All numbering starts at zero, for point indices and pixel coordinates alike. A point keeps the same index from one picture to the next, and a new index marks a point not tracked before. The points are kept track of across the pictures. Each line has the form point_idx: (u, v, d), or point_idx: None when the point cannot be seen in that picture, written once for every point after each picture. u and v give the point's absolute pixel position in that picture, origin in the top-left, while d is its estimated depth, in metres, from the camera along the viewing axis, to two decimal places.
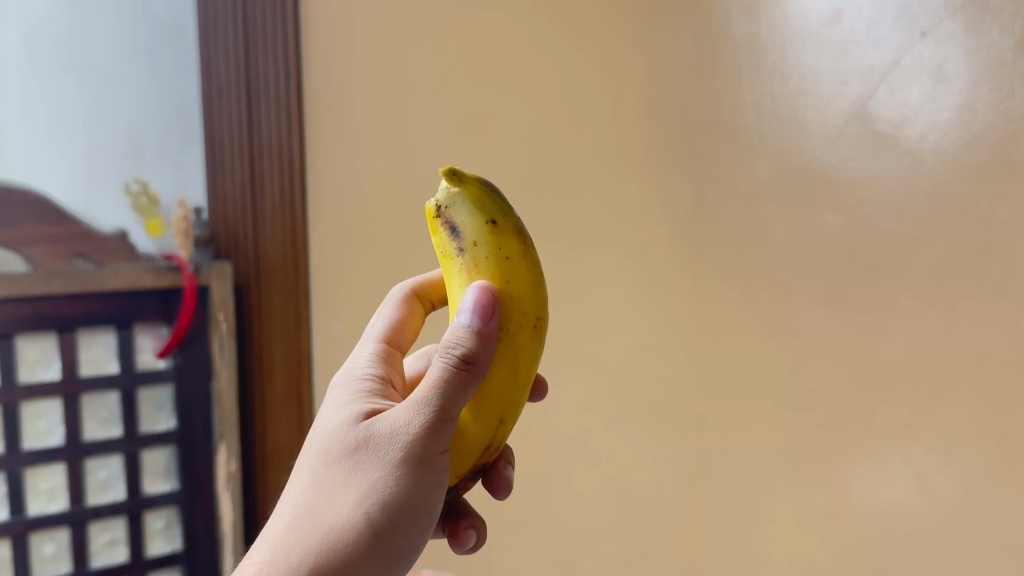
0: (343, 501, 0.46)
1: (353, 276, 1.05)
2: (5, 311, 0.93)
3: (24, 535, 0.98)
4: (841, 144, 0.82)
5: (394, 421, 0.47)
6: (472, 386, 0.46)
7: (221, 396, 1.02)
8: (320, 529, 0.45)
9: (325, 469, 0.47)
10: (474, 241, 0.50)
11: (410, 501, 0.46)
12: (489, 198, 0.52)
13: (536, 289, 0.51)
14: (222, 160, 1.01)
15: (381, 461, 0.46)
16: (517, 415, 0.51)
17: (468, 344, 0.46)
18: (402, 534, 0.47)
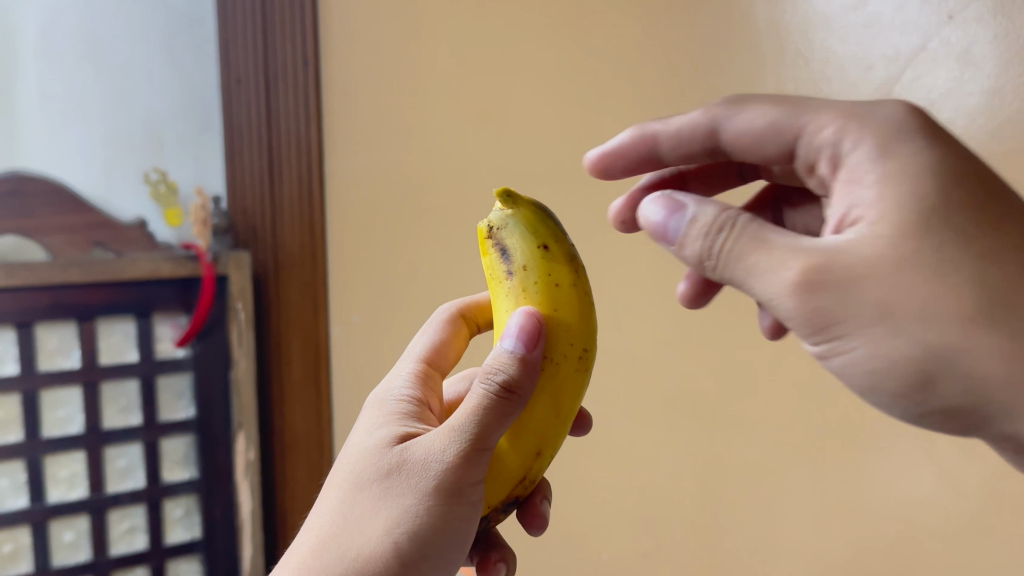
0: (372, 527, 0.46)
1: (372, 267, 1.05)
2: (24, 299, 0.93)
3: (44, 522, 0.99)
4: None
5: (428, 447, 0.47)
6: (511, 414, 0.46)
7: (240, 387, 1.02)
8: (350, 552, 0.46)
9: (358, 491, 0.48)
10: (523, 265, 0.52)
11: (440, 529, 0.46)
12: (542, 221, 0.53)
13: (584, 318, 0.52)
14: (238, 146, 1.00)
15: (412, 488, 0.46)
16: (557, 447, 0.52)
17: (509, 371, 0.46)
18: (432, 562, 0.47)
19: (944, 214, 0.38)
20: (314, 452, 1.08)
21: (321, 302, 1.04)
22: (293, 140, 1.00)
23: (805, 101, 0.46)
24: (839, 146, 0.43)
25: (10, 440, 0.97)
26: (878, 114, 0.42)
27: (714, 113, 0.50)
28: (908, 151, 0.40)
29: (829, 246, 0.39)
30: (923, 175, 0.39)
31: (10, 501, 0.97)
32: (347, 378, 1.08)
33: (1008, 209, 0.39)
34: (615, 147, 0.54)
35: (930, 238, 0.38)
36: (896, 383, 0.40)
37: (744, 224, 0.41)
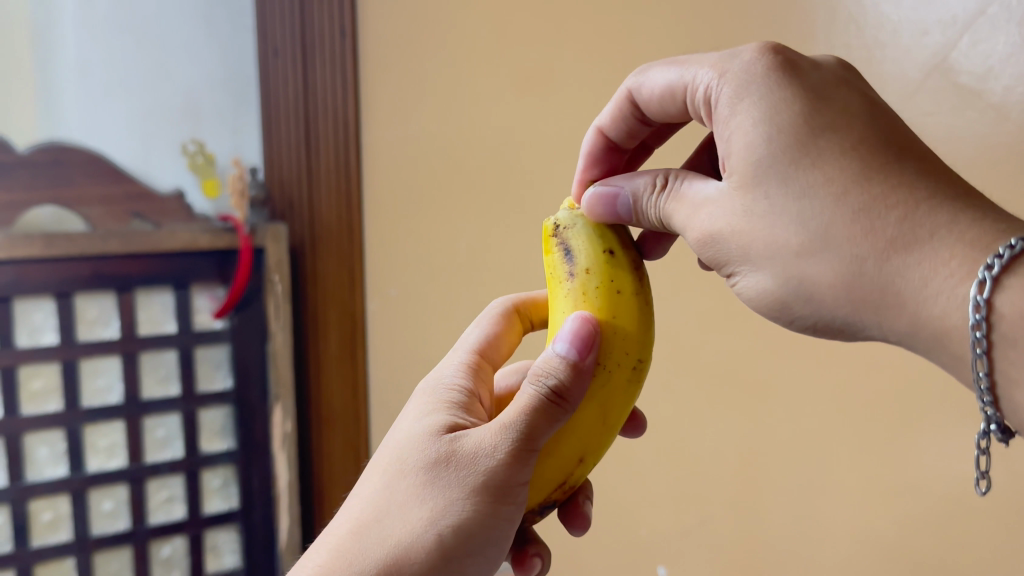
0: (414, 517, 0.45)
1: (411, 242, 1.01)
2: (65, 268, 0.94)
3: (83, 491, 0.99)
4: None
5: (477, 442, 0.45)
6: (559, 419, 0.46)
7: (279, 361, 1.04)
8: (390, 540, 0.45)
9: (400, 479, 0.46)
10: (586, 268, 0.51)
11: (482, 529, 0.45)
12: (609, 229, 0.53)
13: (643, 328, 0.51)
14: (277, 114, 1.01)
15: (458, 481, 0.45)
16: (598, 457, 0.51)
17: (563, 378, 0.46)
18: (472, 560, 0.46)
19: (779, 153, 0.41)
20: (350, 427, 1.07)
21: (357, 277, 1.03)
22: (331, 111, 1.00)
23: (692, 56, 0.47)
24: (706, 95, 0.44)
25: (50, 409, 0.97)
26: (738, 68, 0.43)
27: (638, 74, 0.51)
28: (754, 97, 0.42)
29: (709, 192, 0.44)
30: (763, 121, 0.41)
31: (49, 470, 0.98)
32: (382, 354, 1.05)
33: (829, 142, 0.40)
34: (586, 151, 0.56)
35: (763, 179, 0.41)
36: (769, 305, 0.44)
37: (674, 182, 0.47)
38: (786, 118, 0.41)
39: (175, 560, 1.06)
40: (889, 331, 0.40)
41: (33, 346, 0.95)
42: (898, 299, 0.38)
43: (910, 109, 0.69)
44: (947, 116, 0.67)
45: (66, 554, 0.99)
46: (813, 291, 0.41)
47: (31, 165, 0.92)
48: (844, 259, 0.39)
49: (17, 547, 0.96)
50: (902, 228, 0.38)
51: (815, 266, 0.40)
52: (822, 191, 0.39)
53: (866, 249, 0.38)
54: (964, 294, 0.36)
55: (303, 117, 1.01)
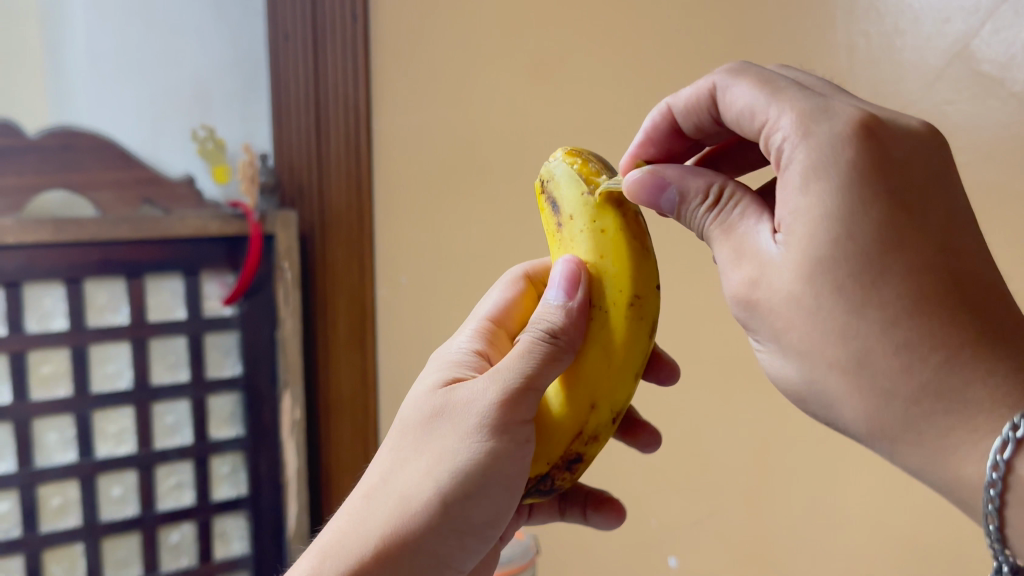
0: (417, 469, 0.47)
1: (422, 228, 1.01)
2: (74, 254, 0.93)
3: (92, 476, 0.99)
4: None
5: (474, 390, 0.47)
6: (558, 360, 0.47)
7: (288, 348, 1.03)
8: (396, 489, 0.47)
9: (405, 433, 0.49)
10: (570, 215, 0.51)
11: (485, 473, 0.46)
12: (591, 168, 0.52)
13: (638, 264, 0.49)
14: (287, 103, 1.00)
15: (455, 431, 0.47)
16: (626, 401, 0.49)
17: (560, 324, 0.47)
18: (478, 508, 0.48)
19: (841, 257, 0.37)
20: (360, 413, 1.06)
21: (367, 264, 1.02)
22: (341, 99, 0.98)
23: (785, 85, 0.41)
24: (781, 148, 0.40)
25: (59, 394, 0.97)
26: (822, 142, 0.38)
27: (729, 73, 0.45)
28: (828, 181, 0.38)
29: (757, 242, 0.41)
30: (829, 216, 0.37)
31: (59, 455, 0.98)
32: (392, 341, 1.04)
33: (897, 261, 0.36)
34: (646, 130, 0.53)
35: (817, 280, 0.38)
36: (787, 389, 0.43)
37: (726, 209, 0.43)
38: (858, 222, 0.37)
39: (183, 547, 1.06)
40: (901, 463, 0.39)
41: (43, 331, 0.95)
42: (921, 443, 0.37)
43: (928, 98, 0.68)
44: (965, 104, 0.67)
45: (75, 540, 0.99)
46: (833, 402, 0.40)
47: (41, 149, 0.91)
48: (875, 389, 0.37)
49: (26, 533, 0.96)
50: (940, 373, 0.36)
51: (843, 386, 0.39)
52: (870, 310, 0.37)
53: (899, 386, 0.37)
54: (983, 453, 0.35)
55: (313, 105, 0.99)
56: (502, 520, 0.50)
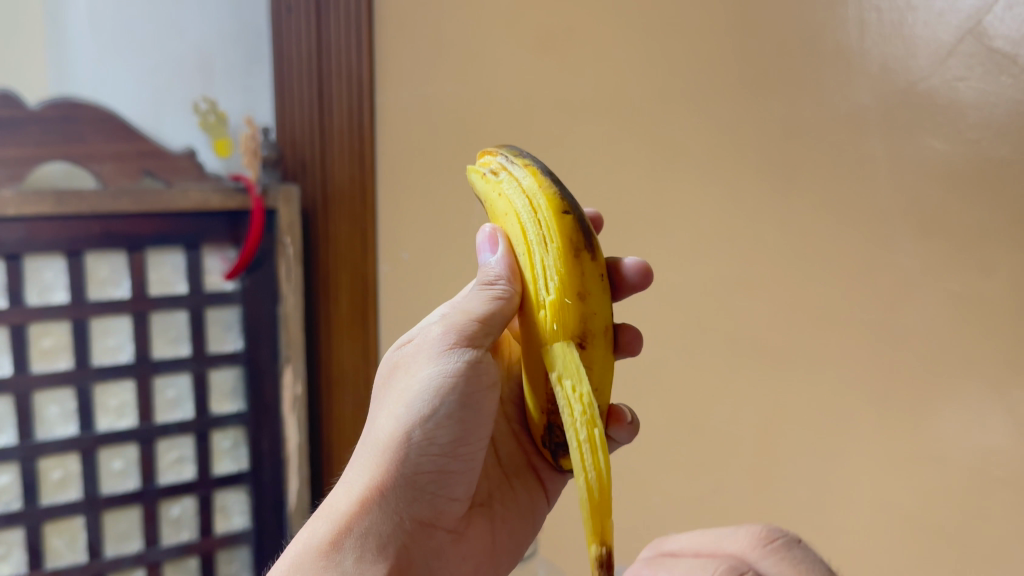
0: (386, 412, 0.49)
1: (422, 203, 0.99)
2: (74, 226, 0.93)
3: (93, 449, 0.99)
4: (951, 65, 0.61)
5: (430, 332, 0.50)
6: (503, 299, 0.48)
7: (289, 322, 1.04)
8: (370, 437, 0.50)
9: (379, 388, 0.51)
10: (486, 202, 0.51)
11: (445, 395, 0.48)
12: (490, 154, 0.51)
13: (534, 208, 0.46)
14: (289, 79, 1.01)
15: (415, 368, 0.49)
16: (585, 325, 0.44)
17: (501, 273, 0.48)
18: (447, 433, 0.49)
19: None
20: (359, 388, 1.05)
21: (369, 239, 1.02)
22: (343, 72, 0.98)
23: None
24: None
25: (60, 367, 0.97)
26: None
27: None
28: None
29: None
30: None
31: (59, 429, 0.97)
32: (394, 321, 1.03)
33: None
34: None
35: None
36: None
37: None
38: None
39: (184, 521, 1.06)
40: None
41: (43, 304, 0.94)
42: None
43: (940, 74, 0.62)
44: (979, 82, 0.59)
45: (76, 513, 0.99)
46: None
47: (42, 120, 0.90)
48: None
49: (26, 506, 0.96)
50: None
51: None
52: None
53: None
54: None
55: (317, 78, 1.00)
56: (479, 442, 0.51)
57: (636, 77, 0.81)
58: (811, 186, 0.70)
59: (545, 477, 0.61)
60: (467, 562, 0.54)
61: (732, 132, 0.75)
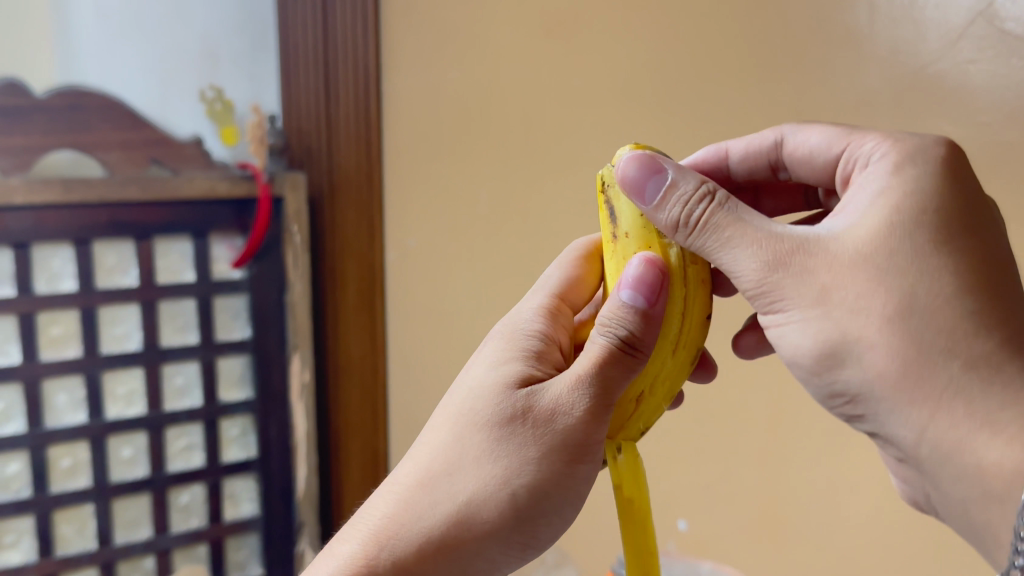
0: (487, 476, 0.48)
1: (430, 189, 1.00)
2: (83, 215, 0.93)
3: (102, 437, 0.99)
4: (962, 47, 0.66)
5: (556, 397, 0.48)
6: (628, 355, 0.48)
7: (297, 310, 1.04)
8: (464, 490, 0.49)
9: (474, 431, 0.49)
10: (626, 233, 0.52)
11: (557, 496, 0.49)
12: None
13: (687, 298, 0.51)
14: (295, 65, 0.99)
15: (534, 439, 0.48)
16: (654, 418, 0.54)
17: (630, 318, 0.48)
18: (541, 515, 0.50)
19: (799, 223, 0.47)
20: (367, 375, 1.06)
21: (377, 228, 1.01)
22: (350, 56, 0.96)
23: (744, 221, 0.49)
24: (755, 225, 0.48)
25: (69, 355, 0.97)
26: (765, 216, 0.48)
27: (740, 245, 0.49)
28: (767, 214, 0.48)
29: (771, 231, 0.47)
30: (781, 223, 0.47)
31: (69, 417, 0.98)
32: (405, 304, 1.04)
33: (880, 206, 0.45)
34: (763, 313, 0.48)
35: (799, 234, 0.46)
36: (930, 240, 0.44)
37: (719, 211, 0.47)
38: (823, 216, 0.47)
39: (194, 508, 1.06)
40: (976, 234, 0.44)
41: (51, 293, 0.94)
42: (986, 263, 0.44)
43: (951, 57, 0.67)
44: (989, 64, 0.65)
45: (85, 500, 0.99)
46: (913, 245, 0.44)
47: (49, 109, 0.90)
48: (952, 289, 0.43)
49: (36, 494, 0.96)
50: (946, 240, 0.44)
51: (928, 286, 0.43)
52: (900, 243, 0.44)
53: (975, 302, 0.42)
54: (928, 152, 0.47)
55: (322, 66, 0.98)
56: (557, 536, 0.53)
57: (642, 61, 0.84)
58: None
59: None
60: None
61: (736, 117, 0.78)
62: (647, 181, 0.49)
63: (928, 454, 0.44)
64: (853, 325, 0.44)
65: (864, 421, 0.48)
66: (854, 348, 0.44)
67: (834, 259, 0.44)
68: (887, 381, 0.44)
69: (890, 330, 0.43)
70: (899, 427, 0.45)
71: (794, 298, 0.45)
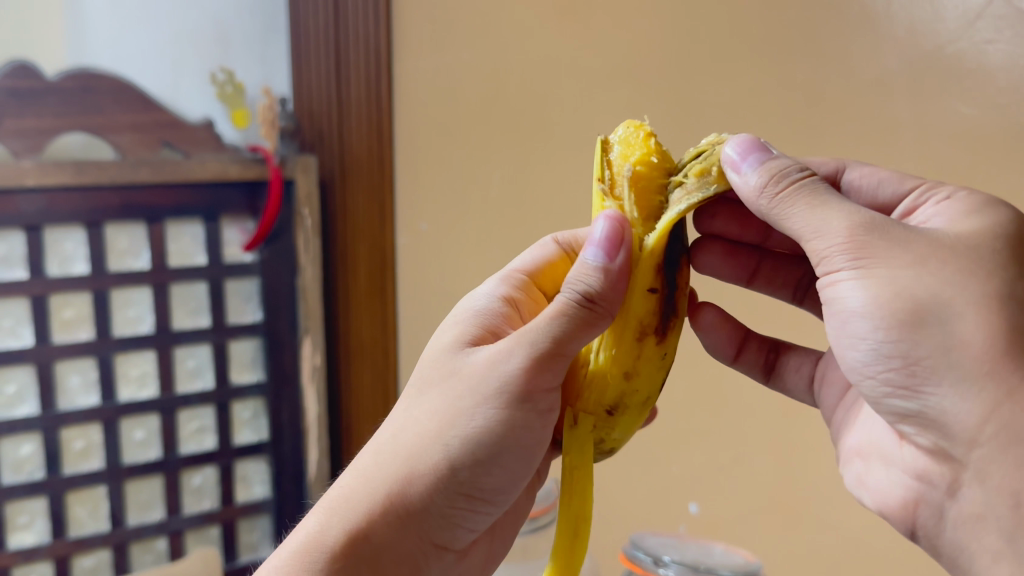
0: (428, 432, 0.47)
1: (442, 174, 1.01)
2: (95, 198, 0.93)
3: (115, 419, 1.00)
4: (980, 27, 0.70)
5: (500, 351, 0.48)
6: (587, 314, 0.46)
7: (308, 294, 1.03)
8: (405, 446, 0.48)
9: (423, 393, 0.49)
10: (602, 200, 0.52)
11: (500, 443, 0.47)
12: (620, 155, 0.52)
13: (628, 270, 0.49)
14: (306, 49, 0.97)
15: (476, 393, 0.47)
16: (621, 398, 0.51)
17: (592, 280, 0.46)
18: (488, 475, 0.48)
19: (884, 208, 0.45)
20: (378, 356, 1.06)
21: (387, 211, 1.01)
22: (361, 39, 0.96)
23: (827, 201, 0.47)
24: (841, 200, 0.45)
25: (81, 337, 0.97)
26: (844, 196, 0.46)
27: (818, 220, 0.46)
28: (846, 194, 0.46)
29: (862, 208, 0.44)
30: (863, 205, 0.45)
31: (81, 399, 0.98)
32: (416, 285, 1.05)
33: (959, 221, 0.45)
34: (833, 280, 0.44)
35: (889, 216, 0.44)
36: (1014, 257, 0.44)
37: (810, 183, 0.45)
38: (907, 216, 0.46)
39: (205, 490, 1.07)
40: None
41: (64, 275, 0.95)
42: None
43: (969, 36, 0.71)
44: (1007, 44, 0.69)
45: (98, 482, 1.00)
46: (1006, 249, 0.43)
47: (60, 91, 0.90)
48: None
49: (49, 475, 0.97)
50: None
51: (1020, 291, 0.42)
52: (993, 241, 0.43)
53: None
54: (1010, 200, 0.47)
55: (333, 50, 0.97)
56: (507, 499, 0.51)
57: (655, 43, 0.87)
58: (835, 141, 0.79)
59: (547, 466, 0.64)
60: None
61: (753, 102, 0.82)
62: (751, 154, 0.47)
63: (993, 437, 0.40)
64: (944, 293, 0.41)
65: (907, 404, 0.44)
66: (942, 313, 0.41)
67: (931, 238, 0.43)
68: (972, 351, 0.40)
69: (987, 309, 0.40)
70: (963, 409, 0.41)
71: (885, 260, 0.42)
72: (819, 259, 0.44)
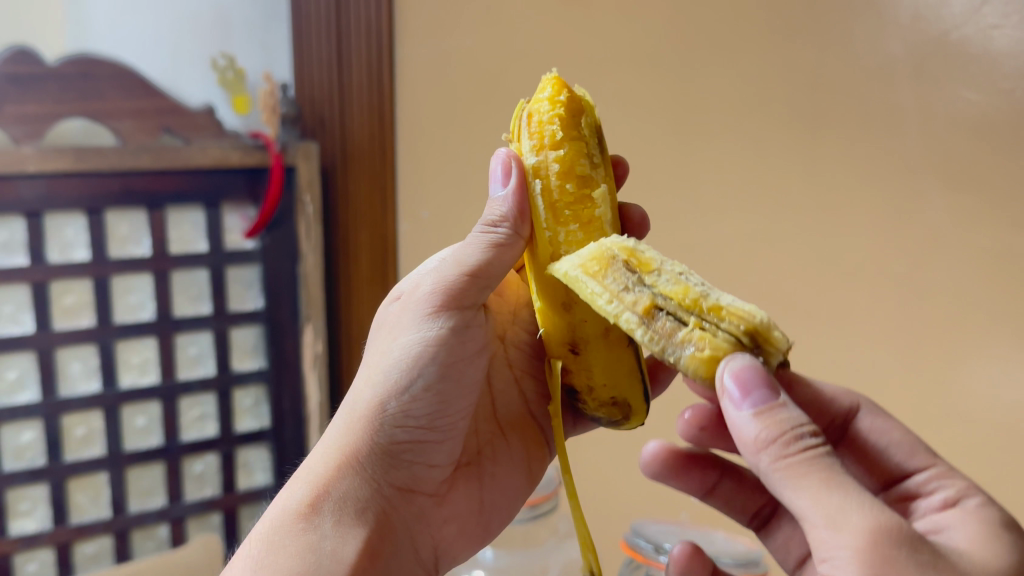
0: (370, 369, 0.53)
1: (445, 162, 1.01)
2: (97, 184, 0.93)
3: (115, 406, 1.00)
4: (984, 14, 0.80)
5: (425, 286, 0.52)
6: (498, 240, 0.50)
7: (309, 283, 1.03)
8: (354, 392, 0.54)
9: (376, 338, 0.55)
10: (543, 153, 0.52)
11: (421, 368, 0.51)
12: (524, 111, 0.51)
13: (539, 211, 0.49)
14: (307, 33, 0.95)
15: (404, 325, 0.52)
16: (573, 333, 0.49)
17: (494, 208, 0.50)
18: (424, 401, 0.52)
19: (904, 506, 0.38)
20: None
21: (389, 194, 1.01)
22: (362, 25, 0.94)
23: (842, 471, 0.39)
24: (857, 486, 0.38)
25: (83, 324, 0.97)
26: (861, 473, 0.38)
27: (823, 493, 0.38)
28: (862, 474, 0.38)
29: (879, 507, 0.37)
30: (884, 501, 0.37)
31: (82, 385, 0.98)
32: None
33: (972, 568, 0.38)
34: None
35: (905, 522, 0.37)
36: None
37: (825, 457, 0.37)
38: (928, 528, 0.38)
39: (207, 477, 1.07)
40: None
41: (65, 262, 0.95)
42: None
43: (974, 22, 0.81)
44: (1013, 29, 0.79)
45: (100, 469, 1.00)
46: None
47: (61, 77, 0.89)
48: None
49: (51, 462, 0.97)
50: None
51: None
52: None
53: None
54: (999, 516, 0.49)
55: (334, 34, 0.95)
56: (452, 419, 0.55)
57: (665, 32, 0.92)
58: (836, 122, 0.88)
59: (541, 421, 0.66)
60: (450, 522, 0.58)
61: (774, 92, 0.90)
62: (754, 390, 0.38)
63: None
64: None
65: None
66: None
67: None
68: None
69: None
70: None
71: None
72: (823, 551, 0.37)
